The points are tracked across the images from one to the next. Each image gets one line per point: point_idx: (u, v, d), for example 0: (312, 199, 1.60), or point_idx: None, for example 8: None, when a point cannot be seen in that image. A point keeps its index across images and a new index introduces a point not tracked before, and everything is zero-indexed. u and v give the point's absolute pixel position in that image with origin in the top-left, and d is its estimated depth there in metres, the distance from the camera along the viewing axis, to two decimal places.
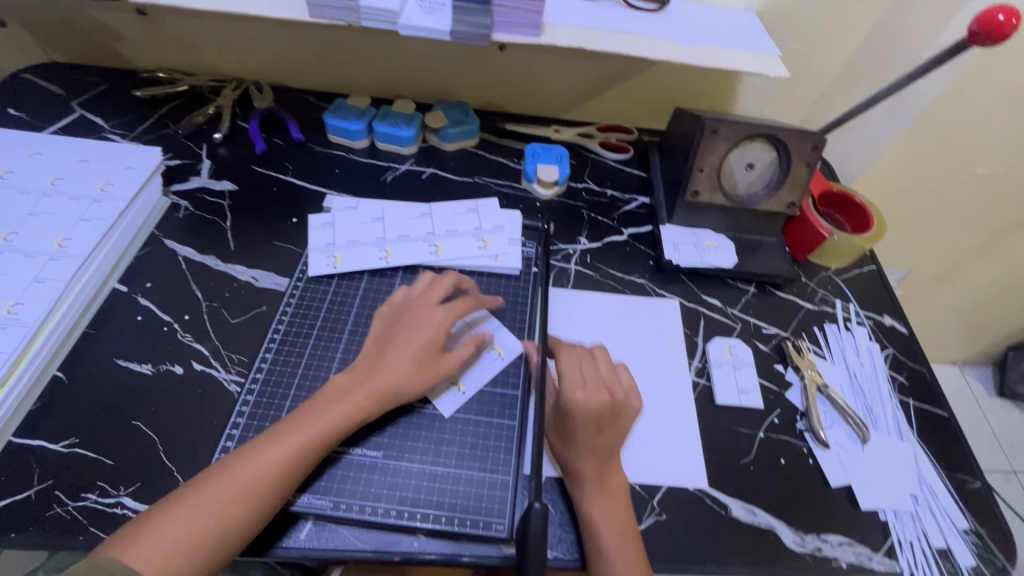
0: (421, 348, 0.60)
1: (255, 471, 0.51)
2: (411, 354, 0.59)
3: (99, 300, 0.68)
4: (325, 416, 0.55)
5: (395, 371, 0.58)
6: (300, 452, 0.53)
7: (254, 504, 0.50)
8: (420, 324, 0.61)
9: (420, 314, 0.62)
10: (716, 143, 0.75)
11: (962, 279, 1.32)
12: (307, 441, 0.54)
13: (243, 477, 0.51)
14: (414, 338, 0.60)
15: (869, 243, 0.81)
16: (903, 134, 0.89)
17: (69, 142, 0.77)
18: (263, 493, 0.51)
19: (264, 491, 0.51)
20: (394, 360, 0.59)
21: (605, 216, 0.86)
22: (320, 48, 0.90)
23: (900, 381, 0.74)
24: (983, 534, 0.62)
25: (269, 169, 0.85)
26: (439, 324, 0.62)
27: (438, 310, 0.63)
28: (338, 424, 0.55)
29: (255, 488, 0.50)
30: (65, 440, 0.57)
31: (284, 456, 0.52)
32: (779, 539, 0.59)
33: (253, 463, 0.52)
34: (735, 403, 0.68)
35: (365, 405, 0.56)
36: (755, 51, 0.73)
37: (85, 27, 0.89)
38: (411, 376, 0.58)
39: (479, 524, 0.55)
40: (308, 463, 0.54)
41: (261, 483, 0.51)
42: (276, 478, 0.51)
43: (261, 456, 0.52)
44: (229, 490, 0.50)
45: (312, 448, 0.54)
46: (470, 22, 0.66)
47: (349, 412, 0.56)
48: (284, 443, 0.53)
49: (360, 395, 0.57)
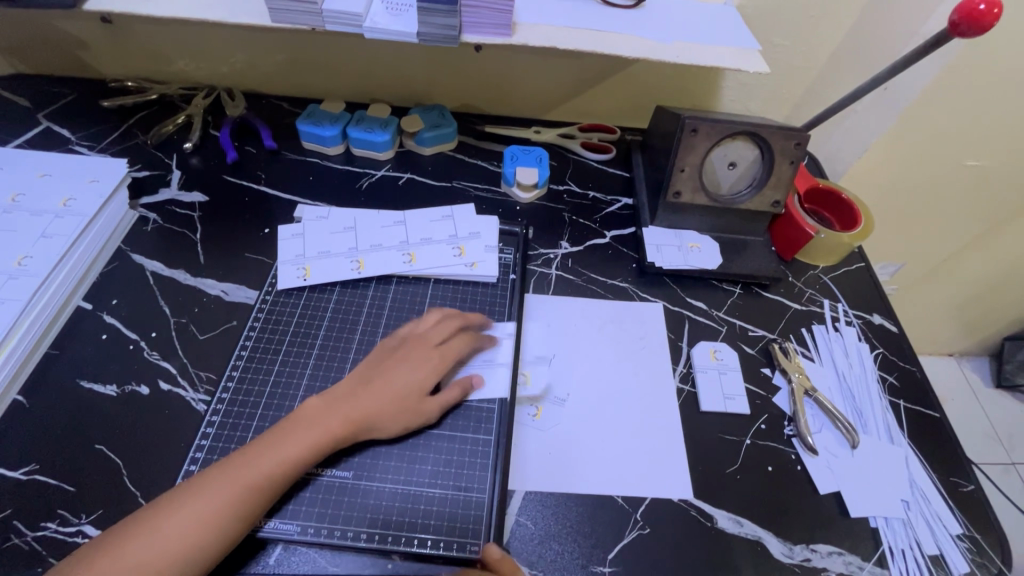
0: (411, 390, 0.59)
1: (221, 497, 0.49)
2: (395, 392, 0.58)
3: (62, 319, 0.66)
4: (296, 440, 0.53)
5: (377, 404, 0.57)
6: (268, 478, 0.51)
7: (217, 532, 0.48)
8: (413, 365, 0.60)
9: (414, 355, 0.61)
10: (696, 142, 0.73)
11: (956, 271, 1.31)
12: (277, 466, 0.51)
13: (205, 502, 0.49)
14: (407, 377, 0.59)
15: (855, 241, 0.79)
16: (890, 128, 0.87)
17: (32, 156, 0.75)
18: (224, 521, 0.48)
19: (230, 518, 0.49)
20: (378, 393, 0.58)
21: (587, 218, 0.85)
22: (291, 53, 0.88)
23: (890, 382, 0.72)
24: (979, 539, 0.61)
25: (241, 178, 0.83)
26: (431, 367, 0.61)
27: (432, 351, 0.62)
28: (309, 450, 0.53)
29: (220, 515, 0.48)
30: (25, 467, 0.55)
31: (252, 480, 0.50)
32: (767, 551, 0.58)
33: (217, 487, 0.49)
34: (721, 409, 0.67)
35: (340, 433, 0.55)
36: (734, 46, 0.71)
37: (50, 37, 0.87)
38: (390, 410, 0.57)
39: (454, 546, 0.53)
40: (278, 489, 0.52)
41: (226, 511, 0.49)
42: (237, 505, 0.49)
43: (228, 479, 0.50)
44: (193, 516, 0.48)
45: (282, 473, 0.52)
46: (438, 23, 0.64)
47: (324, 442, 0.54)
48: (253, 467, 0.51)
49: (335, 423, 0.55)
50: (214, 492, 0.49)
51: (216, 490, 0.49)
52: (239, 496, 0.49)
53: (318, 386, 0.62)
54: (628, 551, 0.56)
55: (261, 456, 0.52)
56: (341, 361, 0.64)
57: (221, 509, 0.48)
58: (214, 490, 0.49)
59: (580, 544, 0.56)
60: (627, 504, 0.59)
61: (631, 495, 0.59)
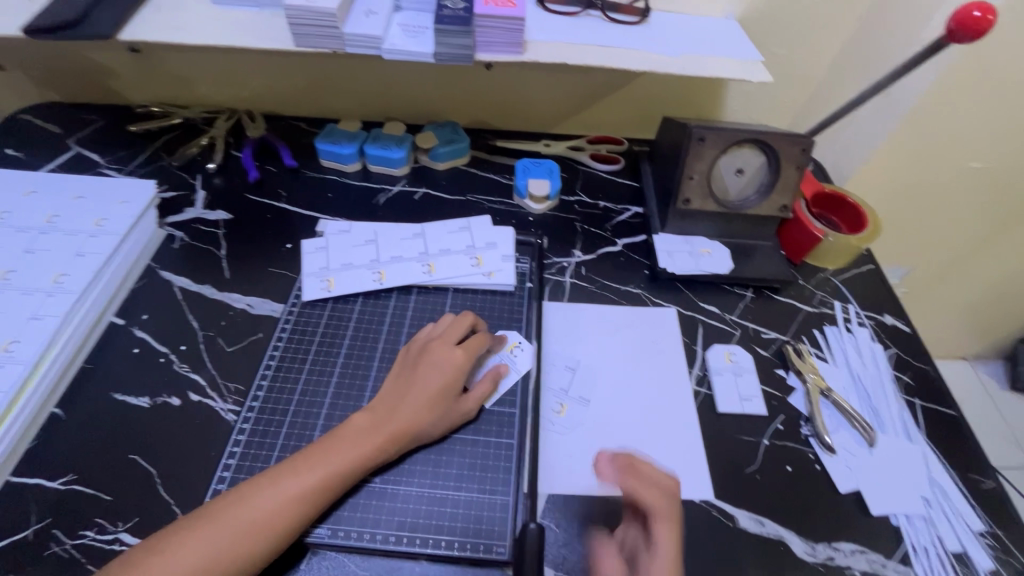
0: (443, 391, 0.60)
1: (270, 507, 0.50)
2: (430, 397, 0.59)
3: (96, 335, 0.68)
4: (346, 452, 0.55)
5: (415, 412, 0.58)
6: (317, 490, 0.52)
7: (267, 543, 0.49)
8: (440, 367, 0.61)
9: (439, 356, 0.62)
10: (704, 151, 0.75)
11: (965, 273, 1.32)
12: (323, 478, 0.53)
13: (258, 511, 0.50)
14: (443, 382, 0.60)
15: (864, 243, 0.80)
16: (893, 132, 0.89)
17: (66, 180, 0.78)
18: (277, 530, 0.50)
19: (281, 528, 0.50)
20: (414, 402, 0.59)
21: (598, 228, 0.86)
22: (309, 76, 0.91)
23: (905, 381, 0.73)
24: (1000, 535, 0.61)
25: (262, 196, 0.86)
26: (456, 365, 0.62)
27: (455, 351, 0.63)
28: (358, 463, 0.54)
29: (271, 525, 0.50)
30: (63, 477, 0.57)
31: (300, 493, 0.51)
32: (790, 550, 0.58)
33: (268, 497, 0.51)
34: (737, 410, 0.68)
35: (383, 446, 0.56)
36: (738, 58, 0.74)
37: (80, 66, 0.91)
38: (430, 417, 0.59)
39: (480, 547, 0.54)
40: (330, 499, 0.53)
41: (282, 522, 0.50)
42: (289, 517, 0.50)
43: (277, 490, 0.51)
44: (241, 528, 0.49)
45: (329, 486, 0.53)
46: (453, 44, 0.67)
47: (371, 453, 0.55)
48: (302, 478, 0.52)
49: (379, 436, 0.56)
50: (263, 503, 0.50)
51: (263, 503, 0.50)
52: (292, 507, 0.51)
53: (343, 395, 0.64)
54: None
55: (309, 470, 0.53)
56: (365, 373, 0.66)
57: (271, 522, 0.50)
58: (263, 501, 0.50)
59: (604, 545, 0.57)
60: None
61: None
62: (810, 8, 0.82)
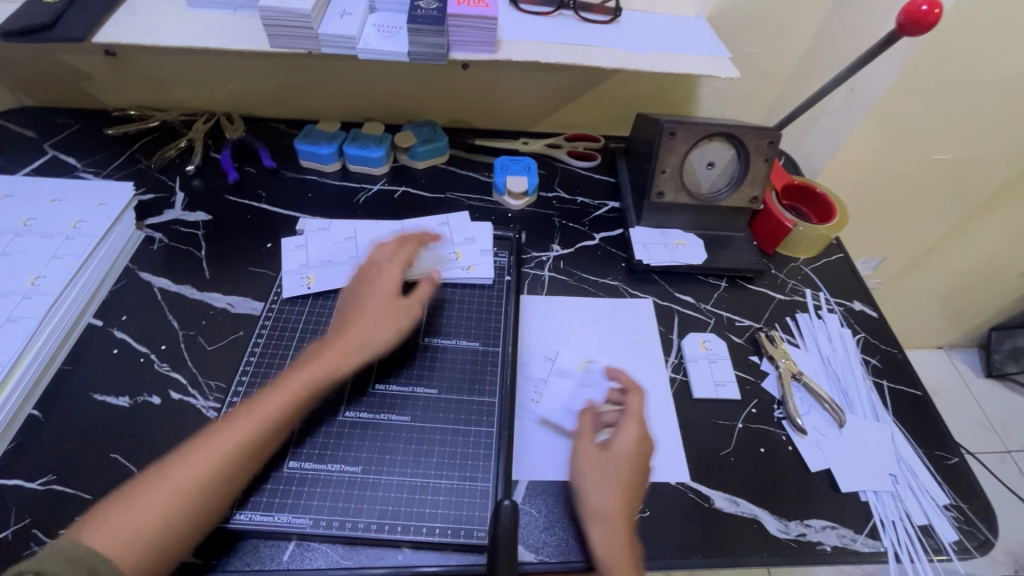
0: (390, 311, 0.65)
1: (235, 434, 0.53)
2: (380, 316, 0.64)
3: (74, 336, 0.68)
4: (299, 373, 0.59)
5: (366, 330, 0.63)
6: (278, 412, 0.56)
7: (235, 462, 0.52)
8: (385, 287, 0.67)
9: (384, 276, 0.68)
10: (675, 145, 0.78)
11: (936, 263, 1.36)
12: (283, 402, 0.56)
13: (224, 438, 0.53)
14: (387, 301, 0.66)
15: (832, 232, 0.83)
16: (859, 125, 0.92)
17: (41, 183, 0.78)
18: (243, 450, 0.53)
19: (247, 447, 0.53)
20: (365, 323, 0.64)
21: (576, 222, 0.88)
22: (288, 77, 0.92)
23: (873, 364, 0.76)
24: (964, 508, 0.63)
25: (242, 197, 0.86)
26: (401, 282, 0.68)
27: (399, 271, 0.69)
28: (313, 383, 0.58)
29: (238, 448, 0.53)
30: (42, 478, 0.57)
31: (263, 417, 0.55)
32: (763, 527, 0.60)
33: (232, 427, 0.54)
34: (712, 395, 0.69)
35: (337, 364, 0.60)
36: (706, 55, 0.76)
37: (55, 70, 0.91)
38: (380, 334, 0.63)
39: (461, 533, 0.55)
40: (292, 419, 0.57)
41: (249, 438, 0.53)
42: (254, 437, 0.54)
43: (239, 419, 0.54)
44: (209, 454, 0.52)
45: (290, 409, 0.56)
46: (427, 42, 0.68)
47: (326, 372, 0.59)
48: (261, 404, 0.56)
49: (331, 356, 0.61)
50: (229, 431, 0.53)
51: (226, 433, 0.53)
52: (255, 428, 0.54)
53: None
54: None
55: (268, 397, 0.57)
56: None
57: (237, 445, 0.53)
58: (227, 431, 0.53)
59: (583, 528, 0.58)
60: None
61: None
62: (775, 7, 0.85)
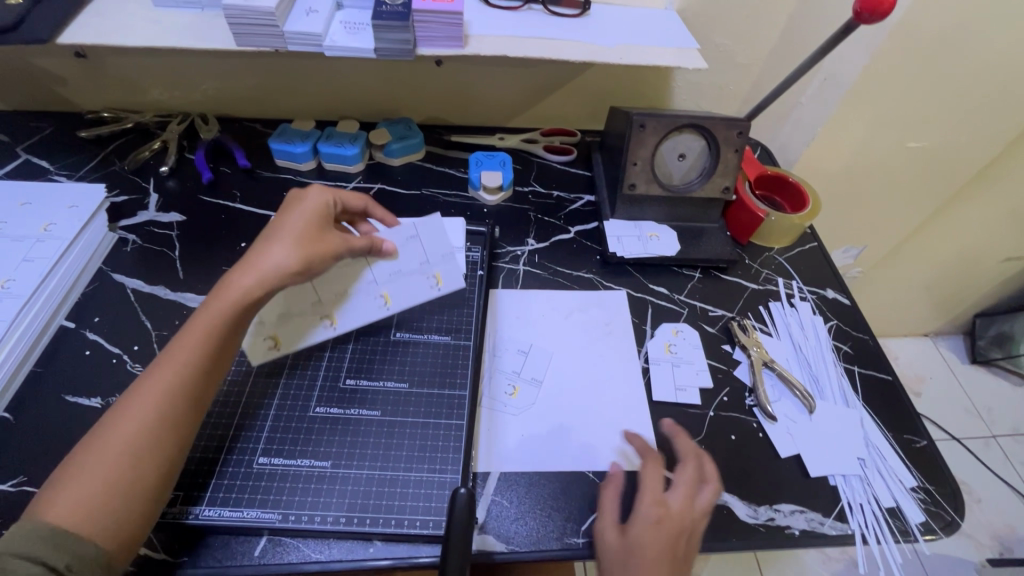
0: (311, 238, 0.61)
1: (162, 378, 0.52)
2: (297, 241, 0.60)
3: (47, 338, 0.68)
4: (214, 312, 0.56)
5: (282, 258, 0.59)
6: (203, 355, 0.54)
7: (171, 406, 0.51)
8: (302, 211, 0.62)
9: (301, 202, 0.63)
10: (646, 137, 0.78)
11: (916, 251, 1.38)
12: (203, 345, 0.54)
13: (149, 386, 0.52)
14: (288, 229, 0.60)
15: (805, 221, 0.84)
16: (831, 116, 0.93)
17: (13, 187, 0.78)
18: (177, 394, 0.52)
19: (180, 391, 0.52)
20: (278, 254, 0.59)
21: (551, 216, 0.89)
22: (261, 76, 0.92)
23: (844, 351, 0.77)
24: (931, 490, 0.64)
25: (216, 198, 0.86)
26: (319, 207, 0.63)
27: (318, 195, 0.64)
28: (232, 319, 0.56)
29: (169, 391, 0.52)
30: (13, 479, 0.57)
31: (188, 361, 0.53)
32: (733, 513, 0.60)
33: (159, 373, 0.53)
34: (671, 399, 0.69)
35: (250, 293, 0.57)
36: (674, 47, 0.76)
37: (26, 74, 0.90)
38: (297, 262, 0.59)
39: (430, 524, 0.55)
40: (211, 360, 0.55)
41: (170, 387, 0.52)
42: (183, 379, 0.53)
43: (165, 365, 0.53)
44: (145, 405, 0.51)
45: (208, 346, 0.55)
46: (393, 39, 0.68)
47: (234, 307, 0.56)
48: (183, 349, 0.54)
49: (245, 284, 0.57)
50: (155, 378, 0.52)
51: (151, 381, 0.52)
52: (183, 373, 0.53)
53: (294, 385, 0.64)
54: None
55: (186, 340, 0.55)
56: (317, 362, 0.66)
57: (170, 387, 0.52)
58: (155, 377, 0.52)
59: (554, 517, 0.59)
60: (598, 478, 0.62)
61: (602, 470, 0.62)
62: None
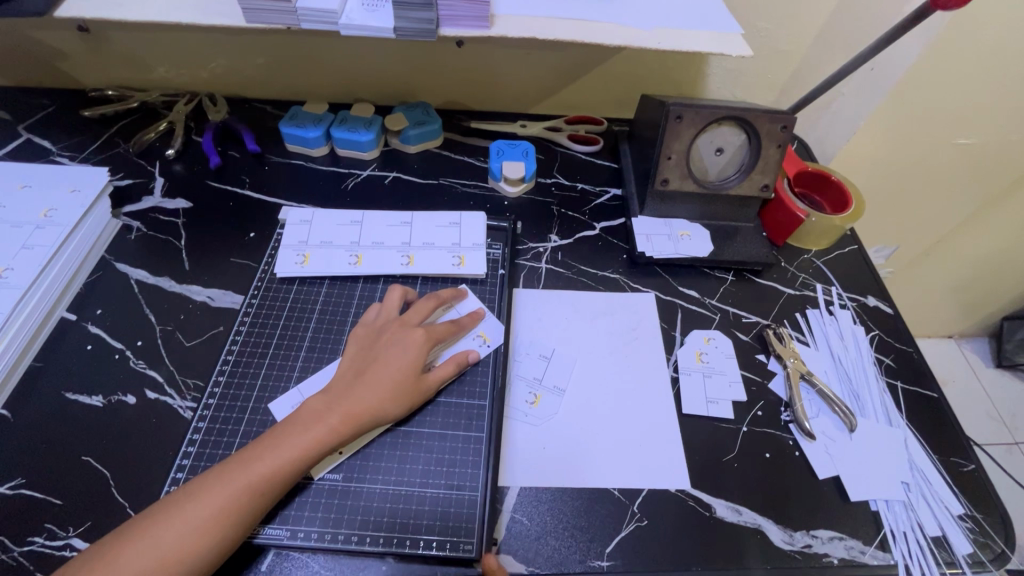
0: (407, 368, 0.58)
1: (217, 505, 0.48)
2: (394, 379, 0.57)
3: (46, 331, 0.65)
4: (296, 440, 0.52)
5: (375, 396, 0.56)
6: (269, 482, 0.50)
7: (221, 539, 0.47)
8: (402, 348, 0.60)
9: (402, 337, 0.61)
10: (682, 129, 0.72)
11: (951, 252, 1.31)
12: (275, 468, 0.50)
13: (204, 510, 0.48)
14: (384, 375, 0.57)
15: (847, 223, 0.78)
16: (878, 108, 0.87)
17: (13, 169, 0.74)
18: (232, 521, 0.48)
19: (234, 517, 0.48)
20: (374, 385, 0.57)
21: (576, 211, 0.84)
22: (271, 55, 0.87)
23: (886, 364, 0.72)
24: (979, 519, 0.60)
25: (224, 184, 0.82)
26: (421, 346, 0.60)
27: (419, 333, 0.61)
28: (311, 447, 0.52)
29: (224, 519, 0.48)
30: (10, 481, 0.55)
31: (253, 485, 0.49)
32: (767, 539, 0.57)
33: (216, 493, 0.49)
34: (702, 413, 0.65)
35: (337, 429, 0.54)
36: (716, 31, 0.70)
37: (27, 48, 0.86)
38: (390, 399, 0.56)
39: (446, 545, 0.52)
40: (271, 496, 0.50)
41: (218, 520, 0.47)
42: (242, 507, 0.49)
43: (226, 484, 0.49)
44: (192, 530, 0.47)
45: (277, 480, 0.50)
46: (414, 17, 0.63)
47: (309, 447, 0.52)
48: (252, 471, 0.50)
49: (334, 420, 0.54)
50: (214, 499, 0.48)
51: (207, 503, 0.48)
52: (243, 498, 0.49)
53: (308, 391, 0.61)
54: (625, 545, 0.55)
55: (259, 459, 0.51)
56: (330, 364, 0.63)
57: (223, 514, 0.48)
58: (211, 499, 0.48)
59: (576, 538, 0.55)
60: (623, 496, 0.58)
61: (628, 487, 0.59)
62: None
